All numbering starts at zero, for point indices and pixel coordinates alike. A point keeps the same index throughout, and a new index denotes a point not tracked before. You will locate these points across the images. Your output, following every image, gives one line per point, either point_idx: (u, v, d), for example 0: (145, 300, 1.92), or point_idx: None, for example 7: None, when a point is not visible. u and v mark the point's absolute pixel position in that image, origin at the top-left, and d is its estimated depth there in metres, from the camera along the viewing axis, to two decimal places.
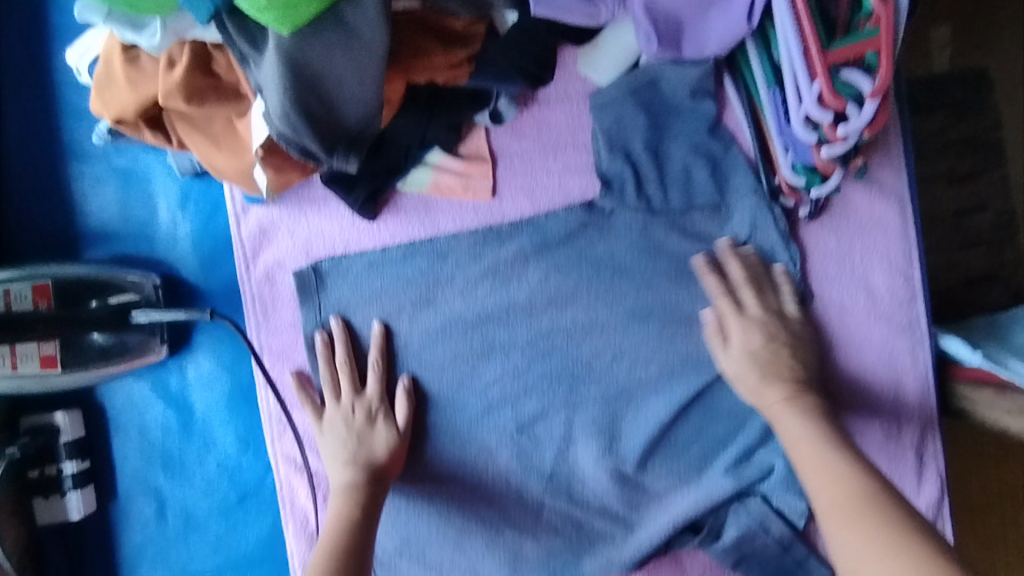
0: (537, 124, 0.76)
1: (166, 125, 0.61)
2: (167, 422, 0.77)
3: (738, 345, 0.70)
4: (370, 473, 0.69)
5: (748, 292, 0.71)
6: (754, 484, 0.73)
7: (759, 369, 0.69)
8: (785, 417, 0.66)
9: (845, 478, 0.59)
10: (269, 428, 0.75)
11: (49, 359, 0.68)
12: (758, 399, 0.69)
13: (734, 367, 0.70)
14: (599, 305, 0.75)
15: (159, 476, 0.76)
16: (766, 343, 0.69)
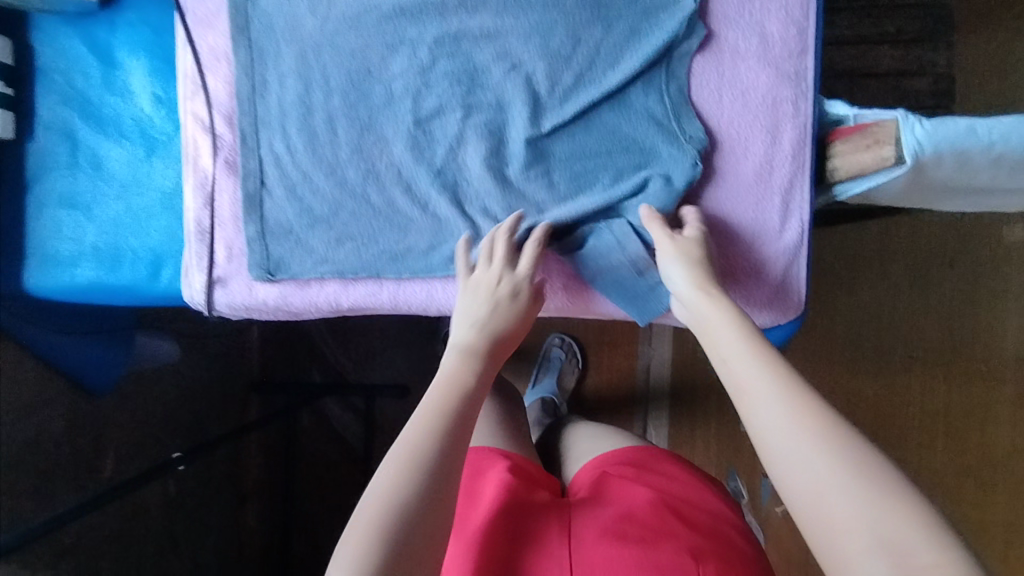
0: None
1: None
2: (88, 71, 0.81)
3: (690, 252, 0.70)
4: (499, 343, 0.70)
5: (692, 231, 0.72)
6: (623, 199, 0.78)
7: (687, 272, 0.68)
8: (700, 297, 0.65)
9: (770, 368, 0.55)
10: (183, 87, 0.80)
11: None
12: (684, 293, 0.67)
13: (668, 250, 0.71)
14: (508, 13, 0.77)
15: (75, 120, 0.81)
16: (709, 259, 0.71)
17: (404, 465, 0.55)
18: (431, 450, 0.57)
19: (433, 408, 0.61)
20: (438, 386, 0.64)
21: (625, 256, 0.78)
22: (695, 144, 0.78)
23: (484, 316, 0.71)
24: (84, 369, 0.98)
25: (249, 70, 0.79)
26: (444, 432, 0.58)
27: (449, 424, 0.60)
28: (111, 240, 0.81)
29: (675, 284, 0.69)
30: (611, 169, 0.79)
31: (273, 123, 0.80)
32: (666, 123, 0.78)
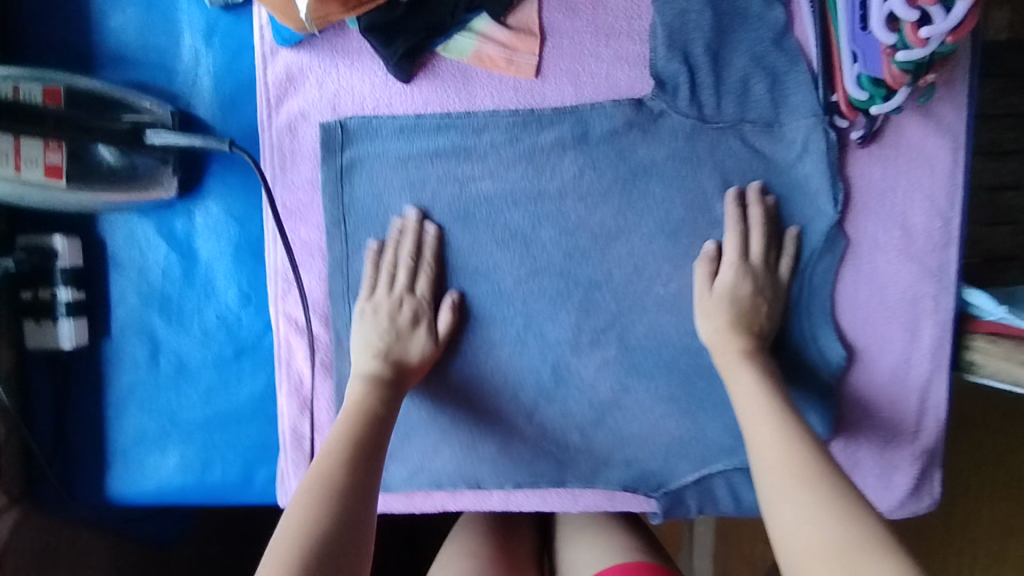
0: (593, 2, 0.71)
1: None
2: (167, 266, 0.73)
3: (728, 296, 0.69)
4: (393, 370, 0.67)
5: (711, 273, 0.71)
6: None
7: (719, 297, 0.69)
8: (718, 313, 0.69)
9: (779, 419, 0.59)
10: (273, 285, 0.73)
11: (49, 168, 0.62)
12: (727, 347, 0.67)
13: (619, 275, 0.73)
14: (627, 211, 0.72)
15: (154, 319, 0.74)
16: (749, 280, 0.69)
17: (308, 483, 0.55)
18: (331, 467, 0.56)
19: (333, 442, 0.59)
20: (343, 414, 0.62)
21: (744, 507, 0.76)
22: (834, 357, 0.73)
23: (365, 338, 0.69)
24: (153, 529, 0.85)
25: (345, 267, 0.72)
26: (343, 467, 0.57)
27: (357, 450, 0.59)
28: (198, 448, 0.75)
29: (707, 328, 0.70)
30: None
31: None
32: (798, 325, 0.73)
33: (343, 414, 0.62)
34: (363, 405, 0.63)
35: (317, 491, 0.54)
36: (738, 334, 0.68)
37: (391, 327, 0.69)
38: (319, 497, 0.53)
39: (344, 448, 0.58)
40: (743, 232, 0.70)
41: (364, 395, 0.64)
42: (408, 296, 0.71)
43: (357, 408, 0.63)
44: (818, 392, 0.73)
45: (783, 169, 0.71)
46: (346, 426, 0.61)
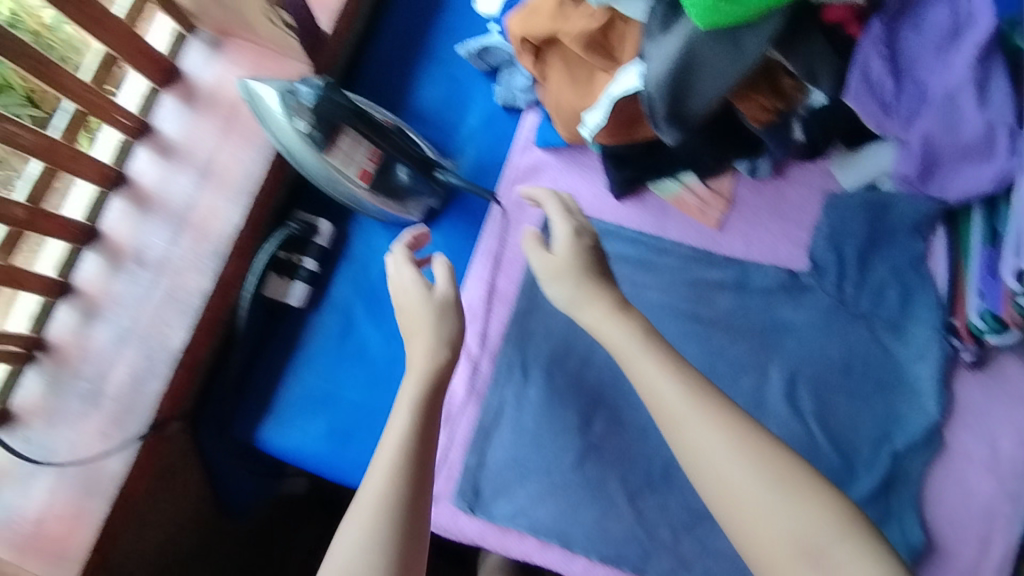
0: (777, 190, 0.90)
1: (552, 54, 0.78)
2: (385, 270, 0.90)
3: (565, 266, 0.71)
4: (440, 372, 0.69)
5: (562, 243, 0.73)
6: None
7: (674, 386, 0.62)
8: (652, 367, 0.64)
9: (746, 463, 0.58)
10: (461, 313, 0.89)
11: (361, 173, 0.79)
12: (670, 400, 0.62)
13: (563, 296, 0.72)
14: (761, 354, 0.86)
15: (357, 307, 0.89)
16: (591, 260, 0.72)
17: (370, 498, 0.60)
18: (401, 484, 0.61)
19: (400, 444, 0.64)
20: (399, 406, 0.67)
21: None
22: (913, 543, 0.80)
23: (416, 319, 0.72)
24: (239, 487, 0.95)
25: (522, 319, 0.88)
26: (406, 472, 0.62)
27: (411, 459, 0.63)
28: (344, 424, 0.86)
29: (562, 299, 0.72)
30: None
31: (526, 372, 0.87)
32: (886, 502, 0.82)
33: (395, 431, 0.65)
34: (417, 412, 0.66)
35: (386, 501, 0.60)
36: (697, 394, 0.61)
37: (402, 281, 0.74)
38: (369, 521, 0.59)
39: (406, 441, 0.64)
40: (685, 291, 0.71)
41: (371, 389, 0.67)
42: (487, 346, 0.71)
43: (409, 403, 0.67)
44: None
45: (899, 364, 0.85)
46: (396, 453, 0.63)
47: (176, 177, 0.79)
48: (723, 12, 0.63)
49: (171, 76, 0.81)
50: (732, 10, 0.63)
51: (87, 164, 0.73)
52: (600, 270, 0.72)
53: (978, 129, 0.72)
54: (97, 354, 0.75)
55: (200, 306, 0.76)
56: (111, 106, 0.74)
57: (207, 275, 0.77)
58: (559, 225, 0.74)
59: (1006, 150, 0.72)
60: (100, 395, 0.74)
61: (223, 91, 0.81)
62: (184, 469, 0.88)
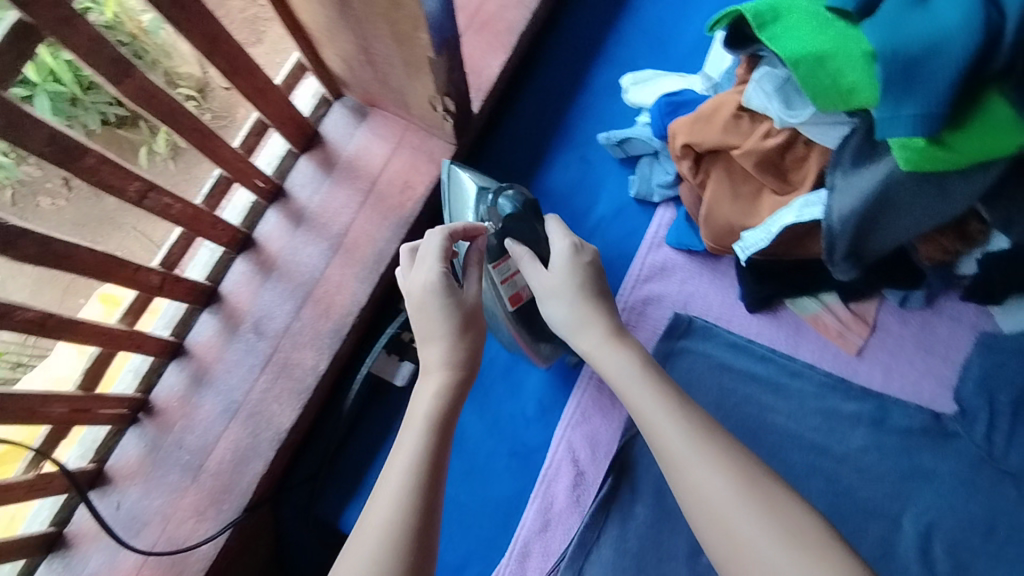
0: (925, 322, 0.84)
1: (714, 164, 0.75)
2: (495, 357, 0.87)
3: (563, 277, 0.71)
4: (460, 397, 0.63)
5: (561, 257, 0.72)
6: None
7: (677, 424, 0.61)
8: (660, 402, 0.63)
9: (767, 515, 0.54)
10: (569, 413, 0.84)
11: (516, 296, 0.74)
12: (663, 431, 0.61)
13: (588, 342, 0.70)
14: (894, 500, 0.79)
15: (461, 390, 0.86)
16: (587, 278, 0.72)
17: (379, 533, 0.53)
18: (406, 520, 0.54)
19: (403, 475, 0.57)
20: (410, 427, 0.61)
21: None
22: None
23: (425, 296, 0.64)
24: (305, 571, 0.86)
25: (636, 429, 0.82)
26: (422, 504, 0.55)
27: (422, 494, 0.56)
28: None
29: (563, 329, 0.71)
30: None
31: (636, 489, 0.79)
32: None
33: (410, 446, 0.59)
34: (432, 433, 0.60)
35: (400, 541, 0.53)
36: (707, 439, 0.59)
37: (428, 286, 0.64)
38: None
39: (414, 471, 0.57)
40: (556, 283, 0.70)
41: (432, 428, 0.60)
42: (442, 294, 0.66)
43: (426, 428, 0.60)
44: None
45: None
46: (396, 509, 0.55)
47: (306, 246, 0.76)
48: (938, 161, 0.58)
49: (314, 141, 0.80)
50: (946, 156, 0.57)
51: (222, 228, 0.72)
52: (597, 292, 0.72)
53: None
54: (202, 423, 0.71)
55: (315, 384, 0.72)
56: (253, 171, 0.72)
57: (325, 353, 0.73)
58: (561, 240, 0.73)
59: None
60: (198, 469, 0.70)
61: (364, 161, 0.78)
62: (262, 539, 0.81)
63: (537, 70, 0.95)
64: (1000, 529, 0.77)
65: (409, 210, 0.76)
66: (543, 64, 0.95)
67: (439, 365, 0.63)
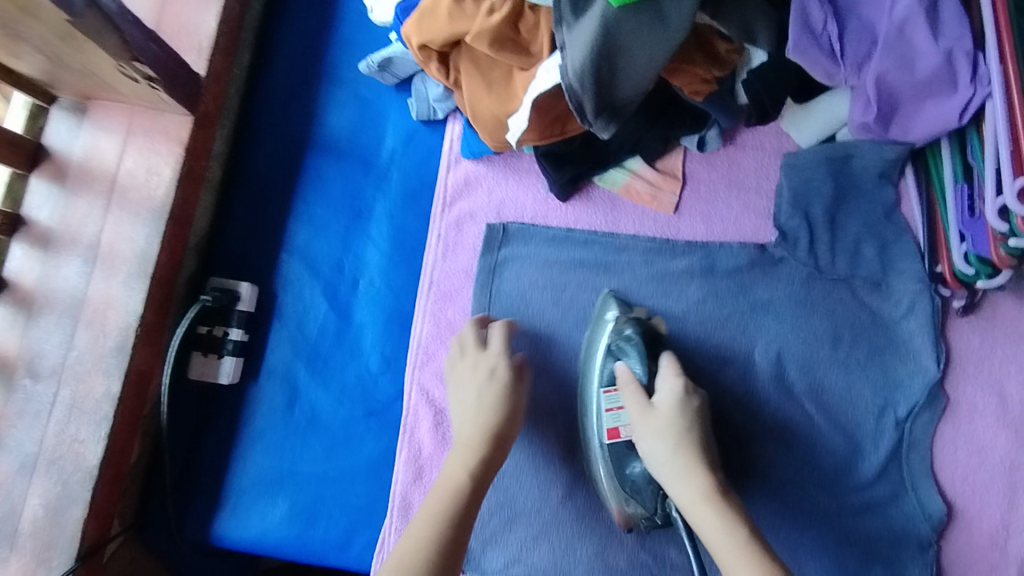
0: (730, 161, 0.83)
1: (459, 58, 0.71)
2: (324, 324, 0.82)
3: (665, 425, 0.66)
4: (496, 434, 0.66)
5: (668, 397, 0.68)
6: (836, 547, 0.75)
7: (738, 547, 0.57)
8: (670, 441, 0.65)
9: (728, 529, 0.59)
10: (412, 356, 0.80)
11: (615, 430, 0.72)
12: (720, 551, 0.58)
13: (684, 494, 0.63)
14: (743, 340, 0.80)
15: (300, 369, 0.81)
16: (694, 422, 0.66)
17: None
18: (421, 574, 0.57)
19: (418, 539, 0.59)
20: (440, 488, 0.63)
21: None
22: (932, 519, 0.75)
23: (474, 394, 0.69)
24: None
25: None
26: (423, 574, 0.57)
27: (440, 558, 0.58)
28: (308, 500, 0.78)
29: (660, 472, 0.65)
30: (831, 511, 0.76)
31: None
32: (897, 473, 0.76)
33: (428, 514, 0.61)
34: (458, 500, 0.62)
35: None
36: (760, 564, 0.56)
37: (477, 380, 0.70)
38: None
39: (441, 526, 0.60)
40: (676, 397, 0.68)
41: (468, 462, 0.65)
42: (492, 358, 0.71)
43: (453, 491, 0.63)
44: (917, 545, 0.75)
45: (889, 322, 0.79)
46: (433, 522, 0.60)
47: (62, 268, 0.70)
48: None
49: (40, 156, 0.72)
50: None
51: None
52: (702, 443, 0.65)
53: (934, 61, 0.66)
54: (3, 486, 0.66)
55: (112, 411, 0.67)
56: None
57: (114, 375, 0.67)
58: (671, 380, 0.69)
59: (966, 79, 0.65)
60: (14, 535, 0.65)
61: (98, 162, 0.72)
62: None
63: (284, 19, 0.89)
64: (842, 334, 0.79)
65: (159, 199, 0.71)
66: (289, 11, 0.89)
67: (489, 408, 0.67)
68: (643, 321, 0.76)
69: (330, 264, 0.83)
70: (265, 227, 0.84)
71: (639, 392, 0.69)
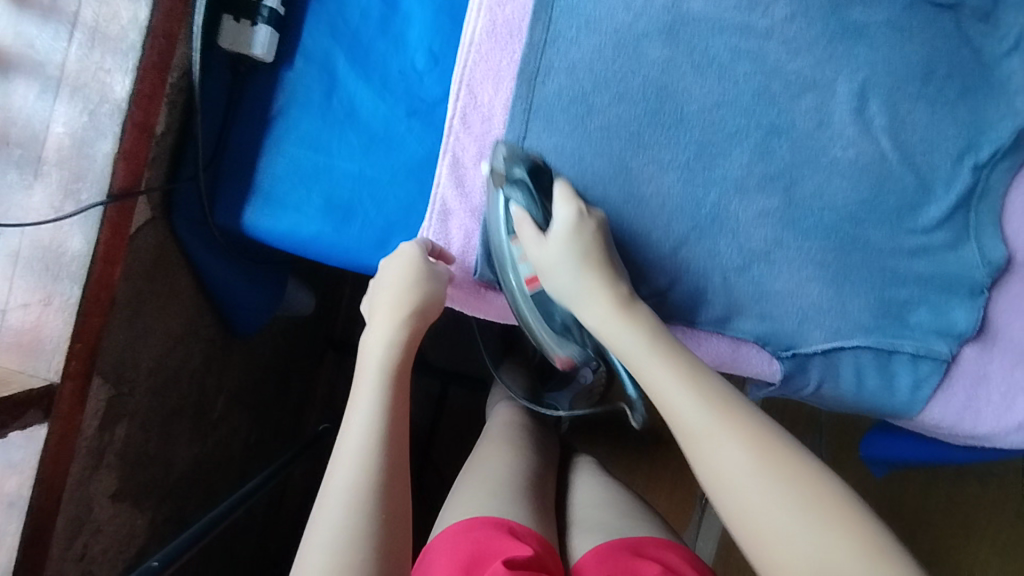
0: None
1: None
2: (367, 10, 0.74)
3: (564, 252, 0.68)
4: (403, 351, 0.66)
5: (561, 227, 0.68)
6: (886, 287, 0.73)
7: (660, 369, 0.62)
8: (562, 244, 0.68)
9: (665, 359, 0.62)
10: (464, 52, 0.73)
11: (534, 278, 0.73)
12: (629, 349, 0.64)
13: (594, 313, 0.68)
14: (826, 67, 0.72)
15: (339, 57, 0.74)
16: (596, 237, 0.68)
17: (344, 488, 0.56)
18: (375, 472, 0.57)
19: (358, 442, 0.59)
20: (362, 389, 0.63)
21: (849, 389, 0.75)
22: (991, 267, 0.72)
23: (397, 276, 0.68)
24: (242, 311, 0.87)
25: (539, 52, 0.73)
26: (379, 461, 0.58)
27: (377, 481, 0.57)
28: (344, 198, 0.75)
29: (566, 294, 0.70)
30: (886, 251, 0.73)
31: (547, 116, 0.73)
32: (962, 221, 0.73)
33: (358, 434, 0.59)
34: (376, 441, 0.59)
35: (356, 541, 0.53)
36: (687, 372, 0.61)
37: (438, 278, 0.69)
38: (357, 542, 0.53)
39: (368, 466, 0.57)
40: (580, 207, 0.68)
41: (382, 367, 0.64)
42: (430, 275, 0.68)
43: (367, 419, 0.60)
44: (968, 291, 0.73)
45: (987, 60, 0.72)
46: (360, 456, 0.58)
47: None
48: None
49: None
50: None
51: None
52: (609, 256, 0.69)
53: None
54: (24, 112, 0.61)
55: (139, 41, 0.61)
56: None
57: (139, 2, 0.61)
58: (565, 207, 0.68)
59: None
60: (39, 163, 0.61)
61: None
62: (168, 265, 0.77)
63: None
64: (935, 70, 0.72)
65: None
66: None
67: (368, 396, 0.62)
68: (531, 159, 0.69)
69: None
70: None
71: (534, 228, 0.69)
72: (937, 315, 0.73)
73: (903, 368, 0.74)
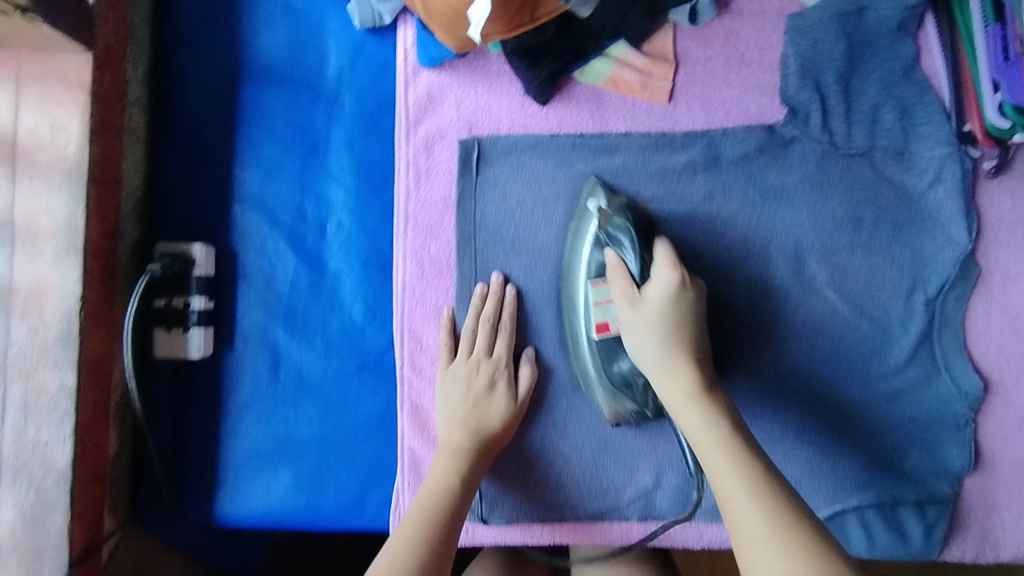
0: (726, 34, 0.73)
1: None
2: (296, 278, 0.74)
3: (655, 319, 0.61)
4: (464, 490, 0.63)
5: (658, 285, 0.62)
6: (872, 436, 0.72)
7: (736, 472, 0.52)
8: (637, 316, 0.62)
9: (726, 440, 0.54)
10: (400, 299, 0.73)
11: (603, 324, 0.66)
12: (705, 458, 0.55)
13: (668, 392, 0.59)
14: (758, 234, 0.72)
15: (278, 331, 0.73)
16: (687, 317, 0.61)
17: None
18: None
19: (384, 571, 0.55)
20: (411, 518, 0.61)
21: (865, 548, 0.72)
22: (970, 399, 0.71)
23: (451, 400, 0.68)
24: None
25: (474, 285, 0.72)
26: None
27: None
28: (312, 468, 0.73)
29: (646, 370, 0.61)
30: (863, 402, 0.72)
31: None
32: (931, 357, 0.72)
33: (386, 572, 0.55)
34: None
35: None
36: (745, 460, 0.53)
37: (467, 395, 0.68)
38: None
39: None
40: (671, 277, 0.62)
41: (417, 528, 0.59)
42: (485, 360, 0.69)
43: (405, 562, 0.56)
44: (954, 424, 0.72)
45: (913, 193, 0.72)
46: None
47: None
48: None
49: None
50: None
51: None
52: (693, 343, 0.61)
53: None
54: None
55: (73, 405, 0.60)
56: None
57: (65, 367, 0.60)
58: (666, 271, 0.62)
59: None
60: None
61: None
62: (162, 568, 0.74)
63: None
64: (864, 215, 0.72)
65: (73, 158, 0.61)
66: None
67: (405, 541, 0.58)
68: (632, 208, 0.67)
69: (291, 211, 0.74)
70: (209, 179, 0.73)
71: (628, 284, 0.63)
72: (931, 457, 0.71)
73: (912, 516, 0.72)
